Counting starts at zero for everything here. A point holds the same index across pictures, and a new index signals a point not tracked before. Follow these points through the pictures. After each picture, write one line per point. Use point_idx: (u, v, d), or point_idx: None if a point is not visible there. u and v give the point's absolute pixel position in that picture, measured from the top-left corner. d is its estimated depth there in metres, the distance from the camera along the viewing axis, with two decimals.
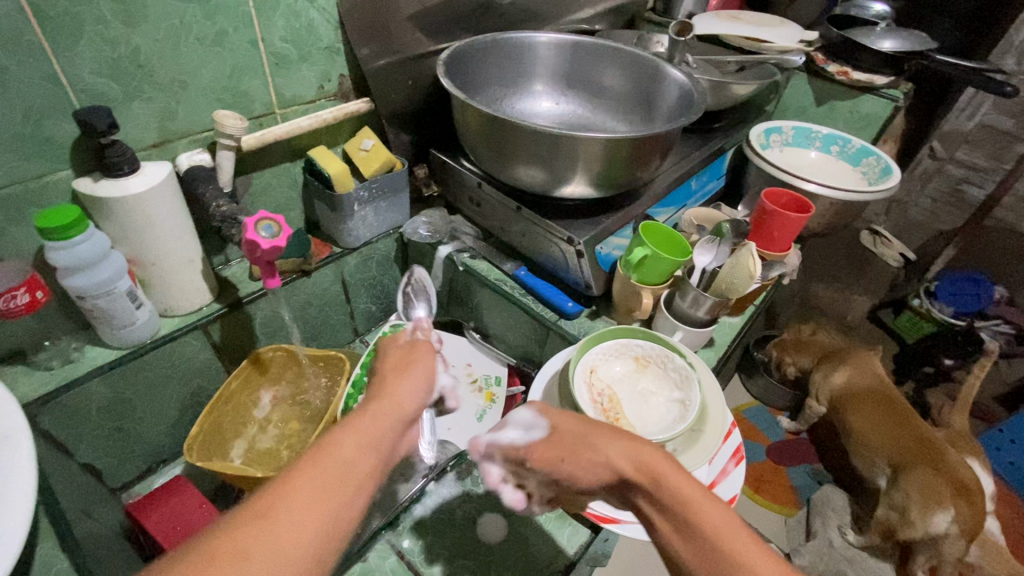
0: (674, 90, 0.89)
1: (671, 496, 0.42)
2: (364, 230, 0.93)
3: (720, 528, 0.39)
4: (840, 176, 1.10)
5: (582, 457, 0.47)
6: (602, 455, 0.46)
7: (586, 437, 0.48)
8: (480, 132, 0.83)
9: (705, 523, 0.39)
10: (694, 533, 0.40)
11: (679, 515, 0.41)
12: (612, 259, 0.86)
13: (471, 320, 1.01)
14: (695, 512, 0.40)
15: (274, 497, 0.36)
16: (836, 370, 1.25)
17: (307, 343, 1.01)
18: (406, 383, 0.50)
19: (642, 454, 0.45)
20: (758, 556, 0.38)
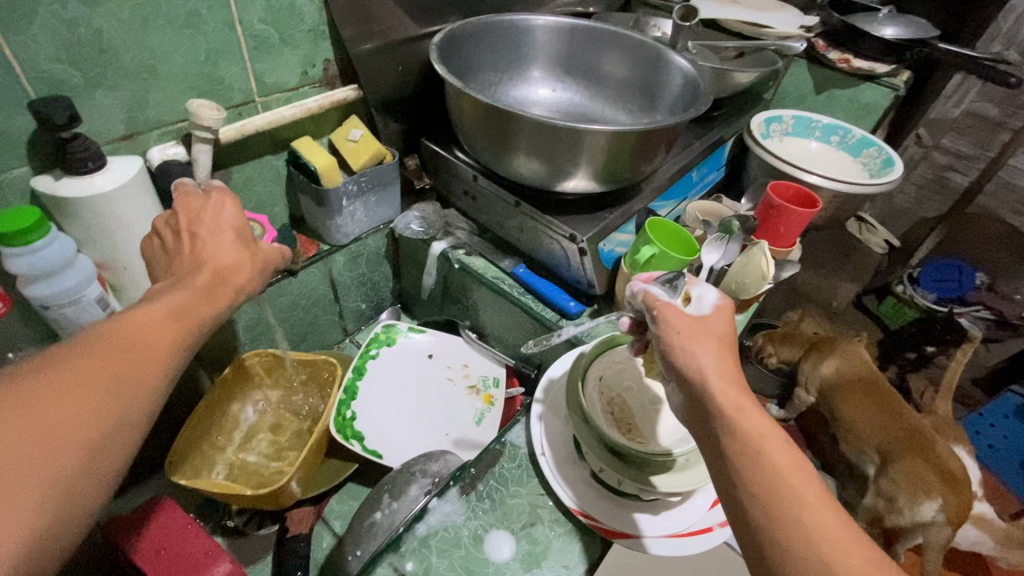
0: (679, 78, 0.85)
1: (755, 425, 0.44)
2: (353, 225, 0.88)
3: (792, 465, 0.42)
4: (840, 167, 1.08)
5: (686, 353, 0.48)
6: (706, 362, 0.47)
7: (699, 340, 0.48)
8: (476, 122, 0.78)
9: (782, 459, 0.42)
10: (766, 463, 0.42)
11: (751, 440, 0.43)
12: (614, 256, 0.83)
13: (467, 319, 0.97)
14: (773, 445, 0.43)
15: (83, 359, 0.39)
16: (825, 360, 1.24)
17: (294, 345, 0.96)
18: (229, 245, 0.54)
19: (735, 379, 0.47)
20: (814, 497, 0.41)
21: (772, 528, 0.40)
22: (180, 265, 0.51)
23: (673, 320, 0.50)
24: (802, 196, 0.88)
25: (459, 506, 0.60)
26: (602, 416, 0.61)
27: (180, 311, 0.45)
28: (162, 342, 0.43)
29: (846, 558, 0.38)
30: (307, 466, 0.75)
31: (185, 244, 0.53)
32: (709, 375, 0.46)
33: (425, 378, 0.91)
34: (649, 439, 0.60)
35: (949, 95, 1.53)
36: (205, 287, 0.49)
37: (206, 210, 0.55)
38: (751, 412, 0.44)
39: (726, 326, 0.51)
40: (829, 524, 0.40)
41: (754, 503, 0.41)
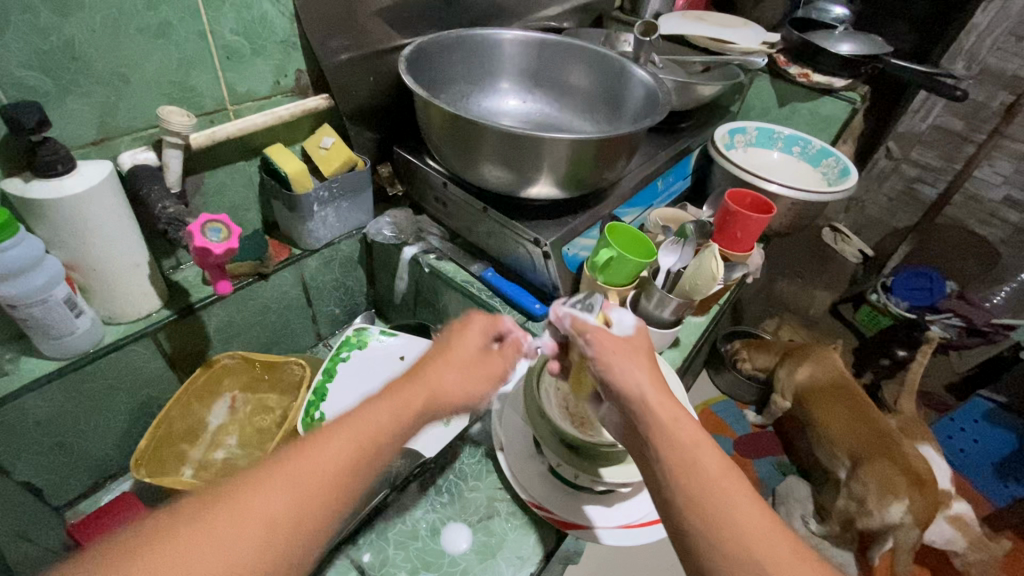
0: (640, 90, 0.89)
1: (688, 434, 0.45)
2: (326, 230, 0.90)
3: (721, 470, 0.44)
4: (802, 177, 1.12)
5: (625, 372, 0.49)
6: (641, 381, 0.49)
7: (631, 360, 0.50)
8: (443, 130, 0.81)
9: (712, 465, 0.44)
10: (697, 470, 0.43)
11: (685, 452, 0.44)
12: (578, 260, 0.85)
13: (439, 322, 1.00)
14: (706, 455, 0.44)
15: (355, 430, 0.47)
16: (800, 366, 1.26)
17: (267, 349, 0.97)
18: (452, 374, 0.55)
19: (666, 391, 0.49)
20: (742, 498, 0.42)
21: (707, 534, 0.41)
22: (412, 379, 0.53)
23: (605, 343, 0.51)
24: (758, 203, 0.92)
25: (418, 500, 0.61)
26: (555, 411, 0.63)
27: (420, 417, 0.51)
28: (394, 435, 0.48)
29: (771, 557, 0.40)
30: None
31: (410, 381, 0.53)
32: (646, 395, 0.48)
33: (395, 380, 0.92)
34: (599, 431, 0.62)
35: (915, 109, 1.57)
36: (408, 407, 0.50)
37: (456, 339, 0.58)
38: (683, 425, 0.46)
39: (646, 344, 0.54)
40: (756, 522, 0.41)
41: (687, 509, 0.42)
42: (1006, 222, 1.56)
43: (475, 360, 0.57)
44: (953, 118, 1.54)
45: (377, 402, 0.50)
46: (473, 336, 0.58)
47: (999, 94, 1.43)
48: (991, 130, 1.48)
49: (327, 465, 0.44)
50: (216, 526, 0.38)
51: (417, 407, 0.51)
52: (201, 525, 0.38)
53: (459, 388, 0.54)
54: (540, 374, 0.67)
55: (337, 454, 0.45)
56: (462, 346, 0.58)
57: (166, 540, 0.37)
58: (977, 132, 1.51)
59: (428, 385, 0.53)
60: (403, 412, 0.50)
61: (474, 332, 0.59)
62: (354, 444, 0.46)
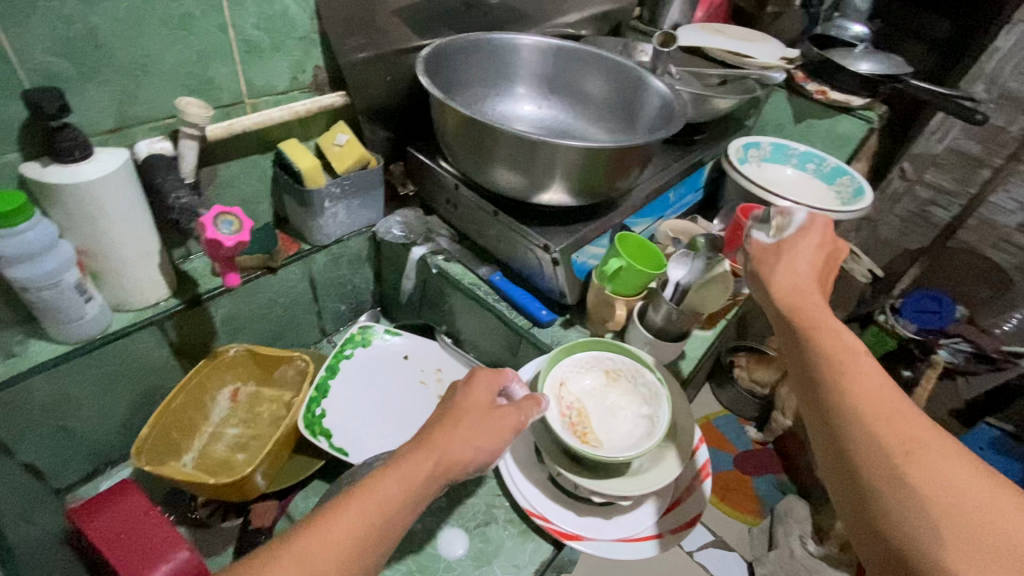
0: (655, 100, 0.89)
1: (815, 318, 0.51)
2: (336, 227, 0.90)
3: (842, 343, 0.48)
4: (815, 194, 1.11)
5: (773, 269, 0.58)
6: (785, 279, 0.56)
7: (783, 260, 0.58)
8: (458, 132, 0.81)
9: (832, 340, 0.49)
10: (816, 340, 0.49)
11: (807, 326, 0.51)
12: (587, 268, 0.85)
13: (443, 324, 0.99)
14: (834, 331, 0.50)
15: (359, 497, 0.44)
16: None
17: (272, 342, 0.97)
18: (462, 437, 0.50)
19: (796, 290, 0.55)
20: (862, 365, 0.46)
21: (824, 386, 0.46)
22: (418, 445, 0.49)
23: (756, 248, 0.61)
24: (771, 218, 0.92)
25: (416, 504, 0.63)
26: (559, 421, 0.60)
27: (429, 480, 0.47)
28: (403, 503, 0.45)
29: (885, 413, 0.43)
30: (273, 460, 0.76)
31: (416, 448, 0.49)
32: (776, 286, 0.56)
33: (397, 379, 0.92)
34: (603, 444, 0.59)
35: (932, 130, 1.56)
36: (413, 481, 0.46)
37: (462, 397, 0.54)
38: (813, 311, 0.52)
39: (813, 247, 0.59)
40: (871, 383, 0.45)
41: (807, 371, 0.49)
42: (1020, 249, 1.54)
43: (485, 419, 0.53)
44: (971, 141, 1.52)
45: (382, 478, 0.46)
46: (479, 395, 0.54)
47: (1019, 119, 1.41)
48: (1009, 155, 1.46)
49: (335, 547, 0.41)
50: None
51: (425, 481, 0.47)
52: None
53: (468, 443, 0.50)
54: (543, 382, 0.63)
55: (340, 540, 0.42)
56: (471, 406, 0.54)
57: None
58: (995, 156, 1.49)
59: (436, 455, 0.49)
60: (405, 477, 0.46)
61: (480, 389, 0.55)
62: (361, 523, 0.43)
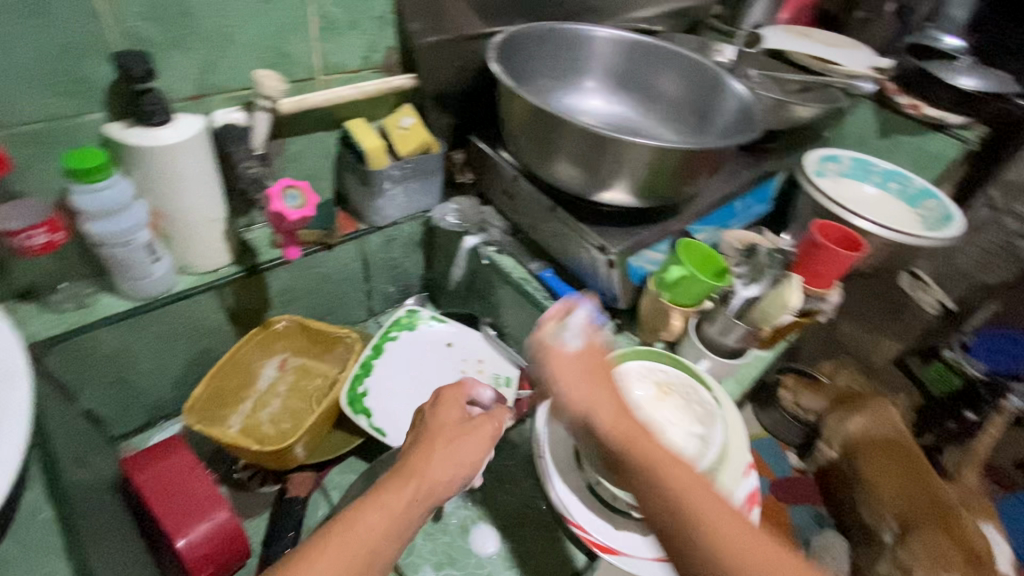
0: (732, 105, 0.84)
1: (651, 453, 0.46)
2: (393, 210, 0.91)
3: (690, 485, 0.43)
4: (895, 216, 1.04)
5: (574, 399, 0.51)
6: (572, 415, 0.51)
7: (579, 387, 0.52)
8: (523, 123, 0.79)
9: (678, 481, 0.43)
10: (666, 490, 0.43)
11: (642, 468, 0.45)
12: (642, 273, 0.81)
13: (489, 316, 0.99)
14: (667, 463, 0.45)
15: (342, 530, 0.44)
16: (852, 416, 1.14)
17: (321, 317, 0.98)
18: (439, 459, 0.52)
19: (626, 421, 0.49)
20: (700, 496, 0.42)
21: (682, 532, 0.41)
22: (396, 473, 0.51)
23: (559, 369, 0.52)
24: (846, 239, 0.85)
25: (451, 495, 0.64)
26: None
27: (410, 505, 0.48)
28: (391, 532, 0.46)
29: (755, 557, 0.39)
30: (315, 432, 0.77)
31: (396, 475, 0.50)
32: (598, 418, 0.49)
33: (439, 366, 0.91)
34: None
35: None
36: (394, 509, 0.47)
37: (434, 421, 0.56)
38: (639, 438, 0.47)
39: (598, 360, 0.54)
40: (715, 515, 0.41)
41: (661, 516, 0.43)
42: None
43: (460, 440, 0.55)
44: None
45: (365, 508, 0.47)
46: (448, 416, 0.57)
47: None
48: None
49: None
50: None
51: (408, 505, 0.48)
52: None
53: (446, 465, 0.52)
54: None
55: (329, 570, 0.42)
56: (442, 426, 0.56)
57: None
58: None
59: (416, 479, 0.50)
60: (386, 507, 0.47)
61: (449, 410, 0.57)
62: (349, 557, 0.43)
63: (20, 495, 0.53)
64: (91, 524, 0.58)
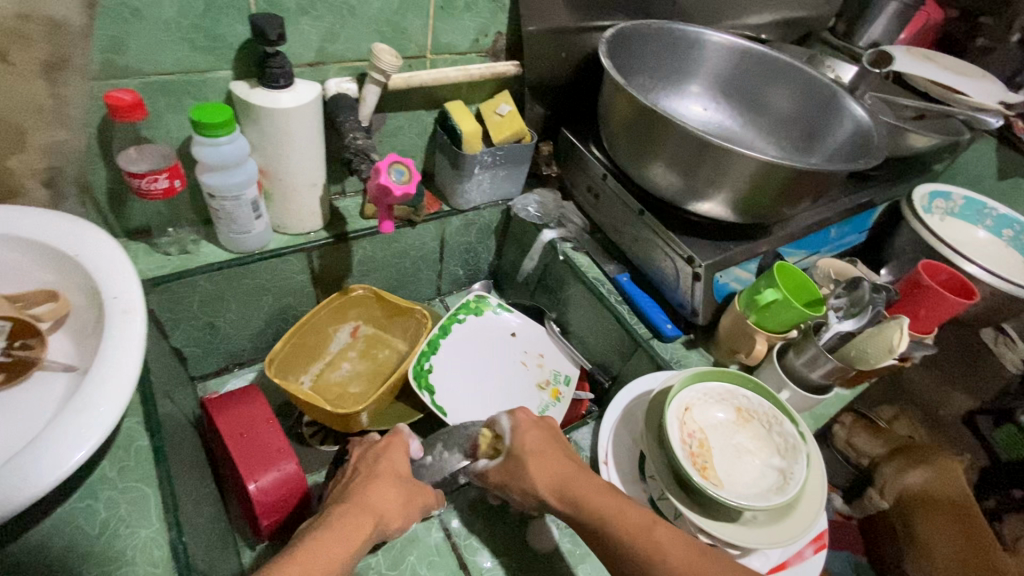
0: (849, 127, 0.79)
1: (602, 508, 0.52)
2: (477, 194, 0.92)
3: (636, 529, 0.50)
4: (1008, 265, 0.96)
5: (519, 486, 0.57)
6: (518, 492, 0.57)
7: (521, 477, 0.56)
8: (626, 122, 0.77)
9: (626, 529, 0.50)
10: (617, 540, 0.50)
11: (600, 531, 0.51)
12: (728, 290, 0.79)
13: (555, 311, 0.98)
14: (616, 519, 0.51)
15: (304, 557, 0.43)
16: (914, 469, 1.04)
17: (392, 290, 1.01)
18: (392, 497, 0.53)
19: (569, 483, 0.55)
20: (659, 542, 0.49)
21: None
22: (353, 505, 0.51)
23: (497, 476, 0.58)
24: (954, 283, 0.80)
25: None
26: (680, 447, 0.55)
27: (361, 542, 0.47)
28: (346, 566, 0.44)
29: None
30: (380, 402, 0.80)
31: (351, 507, 0.50)
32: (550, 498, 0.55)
33: (502, 355, 0.92)
34: (724, 485, 0.54)
35: None
36: (354, 538, 0.47)
37: (383, 463, 0.57)
38: (590, 495, 0.53)
39: (535, 437, 0.58)
40: (676, 556, 0.48)
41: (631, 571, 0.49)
42: None
43: (405, 482, 0.56)
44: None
45: (320, 536, 0.46)
46: (398, 460, 0.58)
47: None
48: None
49: None
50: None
51: (366, 533, 0.48)
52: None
53: (391, 507, 0.52)
54: (669, 402, 0.59)
55: None
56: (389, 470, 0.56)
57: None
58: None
59: (370, 508, 0.51)
60: (337, 541, 0.46)
61: (398, 456, 0.58)
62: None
63: (119, 421, 0.56)
64: (176, 456, 0.62)
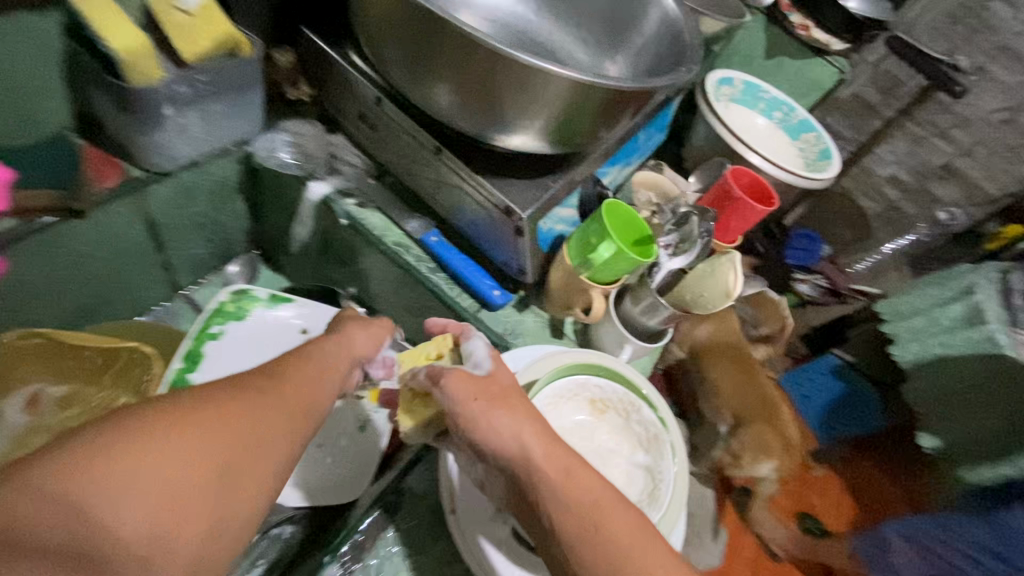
0: (657, 21, 0.66)
1: (597, 494, 0.37)
2: (185, 145, 0.60)
3: (637, 530, 0.36)
4: (780, 149, 1.00)
5: (479, 431, 0.40)
6: (497, 436, 0.39)
7: (495, 411, 0.40)
8: (390, 23, 0.53)
9: (627, 527, 0.36)
10: (613, 535, 0.35)
11: (588, 519, 0.36)
12: (552, 236, 0.66)
13: (354, 285, 0.76)
14: (612, 507, 0.36)
15: (293, 363, 0.40)
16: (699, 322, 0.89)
17: (90, 306, 0.68)
18: (369, 334, 0.49)
19: (561, 446, 0.40)
20: (663, 561, 0.35)
21: None
22: (333, 334, 0.46)
23: (461, 391, 0.41)
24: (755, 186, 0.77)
25: None
26: None
27: (344, 366, 0.44)
28: (333, 378, 0.42)
29: None
30: None
31: (329, 337, 0.45)
32: (530, 451, 0.39)
33: None
34: None
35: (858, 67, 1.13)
36: (338, 361, 0.44)
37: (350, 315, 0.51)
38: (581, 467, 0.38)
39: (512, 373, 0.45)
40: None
41: None
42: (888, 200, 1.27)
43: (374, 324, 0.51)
44: (869, 88, 1.18)
45: (307, 348, 0.43)
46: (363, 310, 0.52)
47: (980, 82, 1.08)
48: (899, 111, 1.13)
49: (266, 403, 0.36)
50: (206, 431, 0.32)
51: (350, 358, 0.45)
52: (206, 422, 0.32)
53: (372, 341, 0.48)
54: None
55: (281, 396, 0.37)
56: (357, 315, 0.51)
57: (148, 443, 0.30)
58: (887, 108, 1.17)
59: (351, 342, 0.46)
60: (323, 357, 0.42)
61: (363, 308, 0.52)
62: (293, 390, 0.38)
63: None
64: None
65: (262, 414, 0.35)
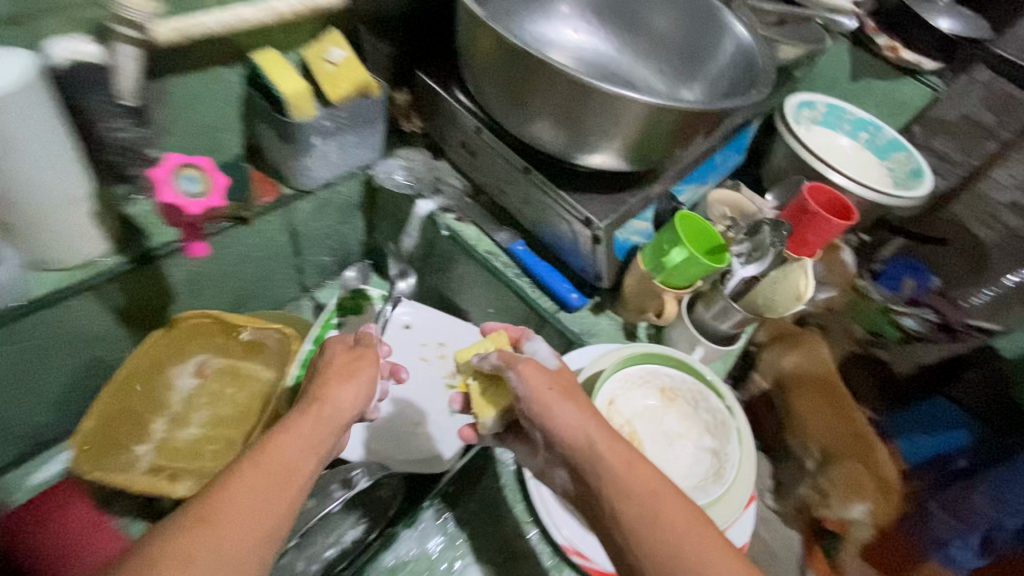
0: (731, 50, 0.72)
1: (652, 482, 0.43)
2: (324, 168, 0.74)
3: (689, 519, 0.42)
4: (867, 169, 0.98)
5: (549, 416, 0.48)
6: (560, 422, 0.47)
7: (558, 406, 0.48)
8: (490, 65, 0.64)
9: (677, 515, 0.42)
10: (662, 521, 0.41)
11: (645, 505, 0.42)
12: (628, 246, 0.72)
13: (450, 291, 0.86)
14: (665, 496, 0.43)
15: (267, 449, 0.45)
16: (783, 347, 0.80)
17: (243, 302, 0.84)
18: (341, 387, 0.52)
19: (624, 440, 0.46)
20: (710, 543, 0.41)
21: None
22: (306, 405, 0.50)
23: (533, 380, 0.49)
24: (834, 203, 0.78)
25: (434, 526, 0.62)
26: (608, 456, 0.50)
27: (318, 438, 0.48)
28: (311, 455, 0.47)
29: None
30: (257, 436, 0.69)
31: (310, 407, 0.49)
32: (596, 441, 0.46)
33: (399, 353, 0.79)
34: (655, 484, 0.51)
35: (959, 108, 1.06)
36: (317, 436, 0.48)
37: (332, 367, 0.53)
38: (636, 460, 0.45)
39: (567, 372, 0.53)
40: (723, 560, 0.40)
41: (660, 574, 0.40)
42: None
43: (354, 366, 0.54)
44: None
45: (284, 426, 0.48)
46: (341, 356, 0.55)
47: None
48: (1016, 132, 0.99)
49: (256, 505, 0.41)
50: (210, 547, 0.38)
51: (326, 424, 0.50)
52: (207, 541, 0.38)
53: (347, 398, 0.52)
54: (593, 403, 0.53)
55: (261, 491, 0.42)
56: (332, 365, 0.54)
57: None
58: None
59: (329, 406, 0.50)
60: (293, 438, 0.47)
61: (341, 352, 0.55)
62: (272, 478, 0.43)
63: None
64: None
65: (253, 513, 0.41)
